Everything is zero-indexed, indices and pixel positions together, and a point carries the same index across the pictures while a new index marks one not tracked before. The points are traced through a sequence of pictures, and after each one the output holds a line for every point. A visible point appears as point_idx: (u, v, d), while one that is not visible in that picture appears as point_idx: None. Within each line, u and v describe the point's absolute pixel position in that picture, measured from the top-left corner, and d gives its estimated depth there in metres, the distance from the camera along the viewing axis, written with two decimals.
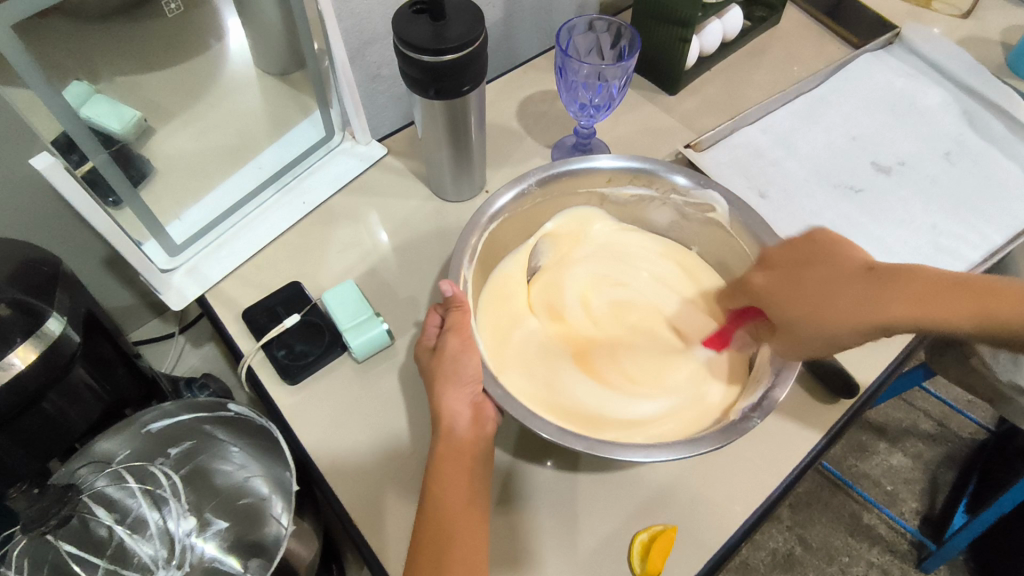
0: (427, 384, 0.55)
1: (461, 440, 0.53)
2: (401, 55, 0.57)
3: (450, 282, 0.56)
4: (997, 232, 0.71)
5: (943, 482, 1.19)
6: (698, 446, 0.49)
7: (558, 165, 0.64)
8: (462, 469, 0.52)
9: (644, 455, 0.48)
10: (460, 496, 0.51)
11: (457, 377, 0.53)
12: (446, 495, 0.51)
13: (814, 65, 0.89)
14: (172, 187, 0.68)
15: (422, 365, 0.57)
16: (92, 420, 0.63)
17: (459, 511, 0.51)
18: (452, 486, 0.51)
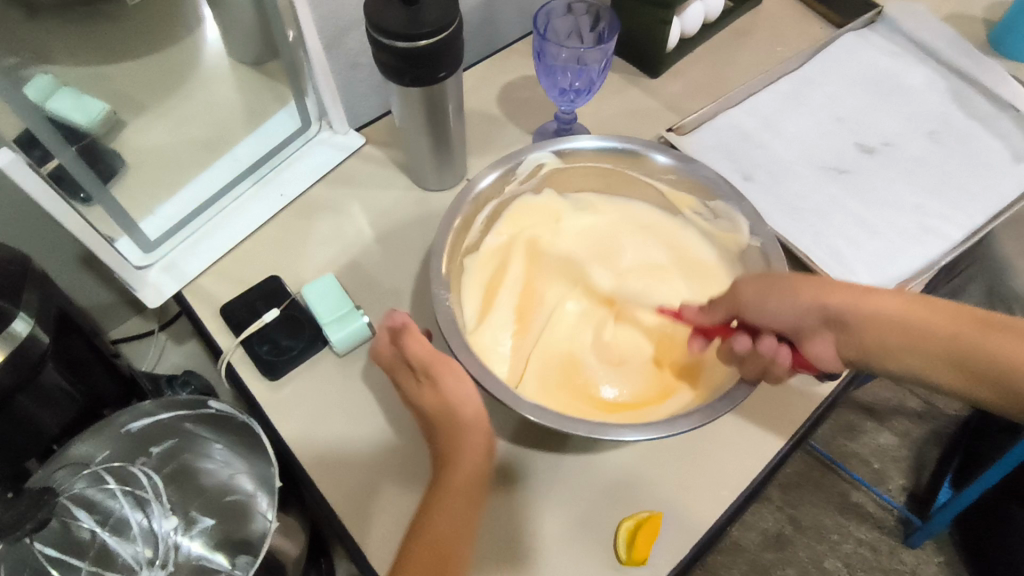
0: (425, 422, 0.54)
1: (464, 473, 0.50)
2: (374, 41, 0.55)
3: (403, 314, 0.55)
4: (980, 212, 0.71)
5: (930, 460, 1.21)
6: (690, 423, 0.49)
7: (546, 145, 0.63)
8: (455, 500, 0.49)
9: (637, 434, 0.48)
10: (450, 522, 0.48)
11: (458, 419, 0.51)
12: (433, 523, 0.48)
13: (798, 46, 0.89)
14: (143, 180, 0.67)
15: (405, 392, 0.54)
16: (67, 421, 0.62)
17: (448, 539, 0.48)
18: (444, 513, 0.48)
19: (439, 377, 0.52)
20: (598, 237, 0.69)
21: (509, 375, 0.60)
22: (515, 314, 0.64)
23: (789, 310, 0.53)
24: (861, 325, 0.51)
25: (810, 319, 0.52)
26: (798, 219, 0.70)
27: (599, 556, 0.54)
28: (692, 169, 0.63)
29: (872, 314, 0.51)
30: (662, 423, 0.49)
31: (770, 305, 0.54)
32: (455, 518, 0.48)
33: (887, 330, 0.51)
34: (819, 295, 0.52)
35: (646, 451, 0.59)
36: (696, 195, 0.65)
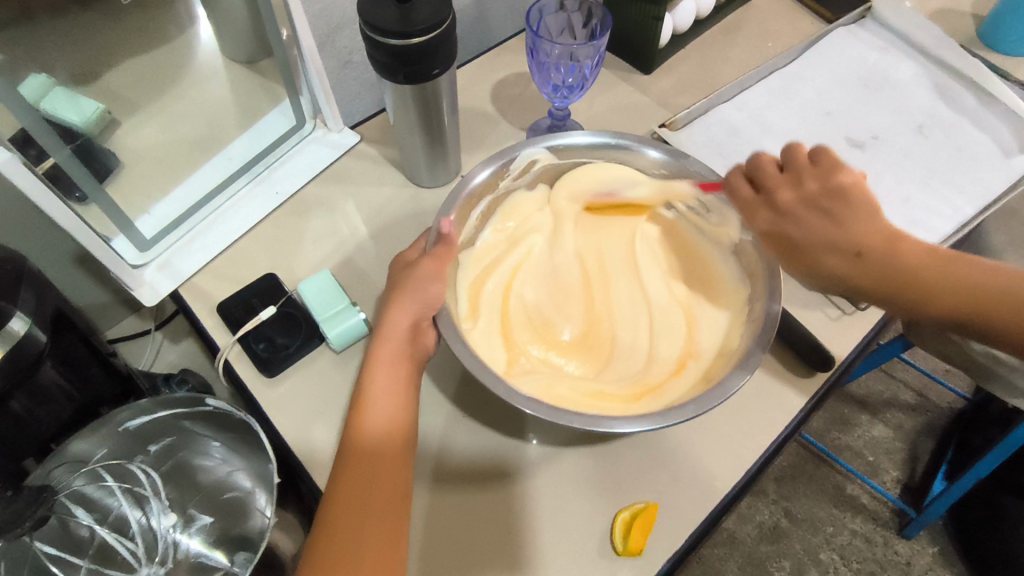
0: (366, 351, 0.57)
1: (382, 432, 0.52)
2: (367, 39, 0.56)
3: (448, 220, 0.60)
4: (968, 204, 0.72)
5: (923, 452, 1.22)
6: (685, 413, 0.50)
7: (539, 140, 0.64)
8: (381, 449, 0.51)
9: (633, 425, 0.49)
10: (387, 468, 0.51)
11: (400, 344, 0.54)
12: (372, 467, 0.51)
13: (788, 41, 0.89)
14: (138, 179, 0.67)
15: (394, 275, 0.59)
16: (63, 420, 0.62)
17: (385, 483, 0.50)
18: (379, 455, 0.51)
19: (403, 297, 0.55)
20: (588, 236, 0.70)
21: (510, 370, 0.60)
22: (513, 313, 0.64)
23: (827, 257, 0.54)
24: (857, 281, 0.53)
25: (842, 262, 0.53)
26: None
27: (595, 549, 0.54)
28: (683, 166, 0.64)
29: (889, 254, 0.53)
30: (657, 414, 0.49)
31: (815, 251, 0.54)
32: (386, 464, 0.51)
33: (905, 278, 0.52)
34: (860, 232, 0.53)
35: (640, 443, 0.59)
36: (688, 189, 0.66)
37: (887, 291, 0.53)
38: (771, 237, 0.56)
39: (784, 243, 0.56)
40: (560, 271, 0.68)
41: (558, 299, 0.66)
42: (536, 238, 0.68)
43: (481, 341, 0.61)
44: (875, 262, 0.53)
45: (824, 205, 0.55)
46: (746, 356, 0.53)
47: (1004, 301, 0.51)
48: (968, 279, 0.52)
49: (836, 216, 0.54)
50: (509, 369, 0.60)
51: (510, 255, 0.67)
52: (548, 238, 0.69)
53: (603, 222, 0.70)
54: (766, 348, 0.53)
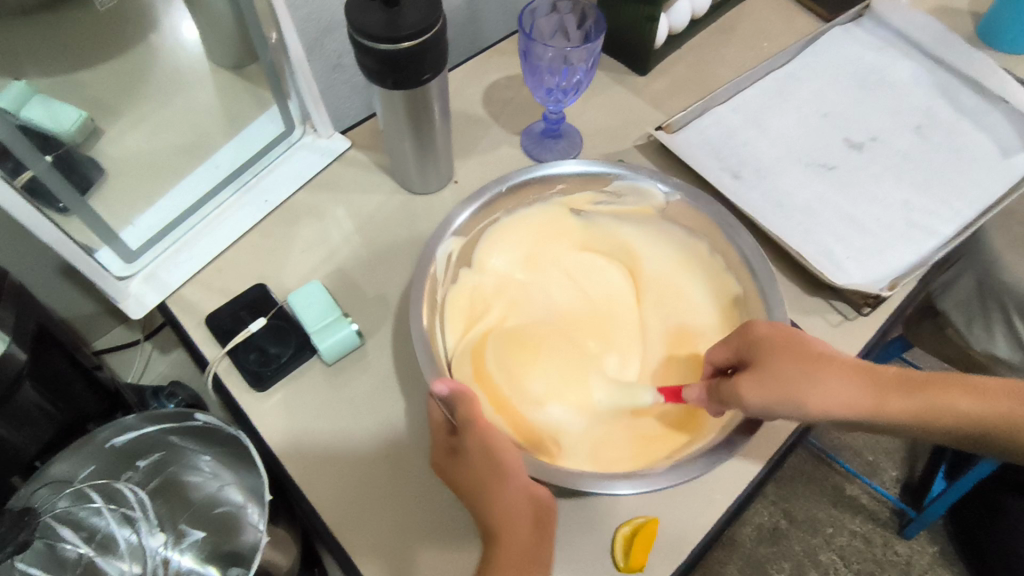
0: (459, 492, 0.51)
1: (519, 544, 0.49)
2: (355, 44, 0.54)
3: (444, 380, 0.52)
4: (968, 205, 0.71)
5: (922, 451, 1.21)
6: (676, 476, 0.51)
7: (524, 173, 0.65)
8: (520, 525, 0.49)
9: (630, 487, 0.49)
10: (525, 541, 0.49)
11: (505, 474, 0.50)
12: (509, 540, 0.48)
13: (784, 41, 0.88)
14: (122, 189, 0.65)
15: (442, 470, 0.52)
16: (46, 440, 0.61)
17: (522, 558, 0.48)
18: (518, 525, 0.49)
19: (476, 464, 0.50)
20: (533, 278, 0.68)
21: (559, 444, 0.57)
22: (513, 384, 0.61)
23: (826, 403, 0.49)
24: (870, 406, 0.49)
25: (858, 403, 0.50)
26: (787, 217, 0.70)
27: (594, 562, 0.53)
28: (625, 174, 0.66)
29: (904, 400, 0.49)
30: (649, 474, 0.50)
31: (824, 396, 0.49)
32: (525, 533, 0.49)
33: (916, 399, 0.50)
34: (870, 371, 0.51)
35: None
36: (592, 189, 0.68)
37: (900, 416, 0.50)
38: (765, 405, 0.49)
39: (794, 376, 0.49)
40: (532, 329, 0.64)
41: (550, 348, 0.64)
42: (490, 308, 0.65)
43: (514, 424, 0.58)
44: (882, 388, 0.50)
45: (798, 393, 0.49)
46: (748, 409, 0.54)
47: (1005, 425, 0.48)
48: (984, 415, 0.49)
49: (817, 381, 0.49)
50: (550, 445, 0.57)
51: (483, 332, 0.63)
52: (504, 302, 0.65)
53: (536, 260, 0.68)
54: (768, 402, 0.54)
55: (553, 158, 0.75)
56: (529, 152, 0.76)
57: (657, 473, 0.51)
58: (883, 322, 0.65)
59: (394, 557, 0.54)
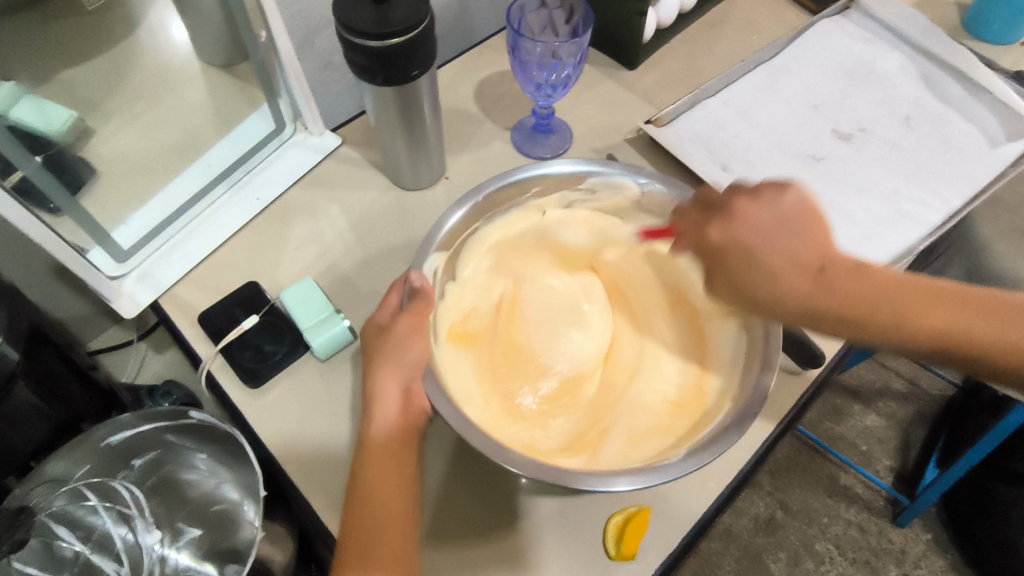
0: (368, 359, 0.57)
1: (387, 424, 0.53)
2: (344, 40, 0.54)
3: (419, 273, 0.58)
4: (956, 195, 0.71)
5: (915, 440, 1.22)
6: (675, 471, 0.49)
7: (510, 174, 0.63)
8: (392, 398, 0.54)
9: (626, 483, 0.48)
10: (383, 412, 0.53)
11: (398, 359, 0.54)
12: (377, 411, 0.54)
13: (774, 34, 0.89)
14: (114, 188, 0.65)
15: (367, 338, 0.58)
16: (42, 440, 0.61)
17: (388, 439, 0.53)
18: (386, 400, 0.54)
19: (387, 365, 0.54)
20: (513, 290, 0.67)
21: (576, 455, 0.57)
22: (518, 401, 0.61)
23: (785, 276, 0.49)
24: (765, 266, 0.49)
25: (803, 266, 0.49)
26: None
27: (588, 554, 0.54)
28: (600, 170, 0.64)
29: (847, 280, 0.48)
30: (648, 470, 0.49)
31: (769, 260, 0.49)
32: (390, 414, 0.54)
33: (846, 295, 0.48)
34: (820, 249, 0.50)
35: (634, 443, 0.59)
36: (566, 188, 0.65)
37: (786, 300, 0.49)
38: (716, 249, 0.52)
39: (734, 250, 0.51)
40: (529, 345, 0.64)
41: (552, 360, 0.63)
42: (480, 334, 0.64)
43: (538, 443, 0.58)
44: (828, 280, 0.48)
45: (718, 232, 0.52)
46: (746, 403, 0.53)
47: (963, 345, 0.46)
48: (878, 307, 0.47)
49: (783, 218, 0.51)
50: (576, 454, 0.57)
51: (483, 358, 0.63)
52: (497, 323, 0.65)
53: (519, 275, 0.68)
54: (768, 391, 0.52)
55: (544, 153, 0.76)
56: (520, 148, 0.76)
57: (655, 467, 0.49)
58: None
59: None
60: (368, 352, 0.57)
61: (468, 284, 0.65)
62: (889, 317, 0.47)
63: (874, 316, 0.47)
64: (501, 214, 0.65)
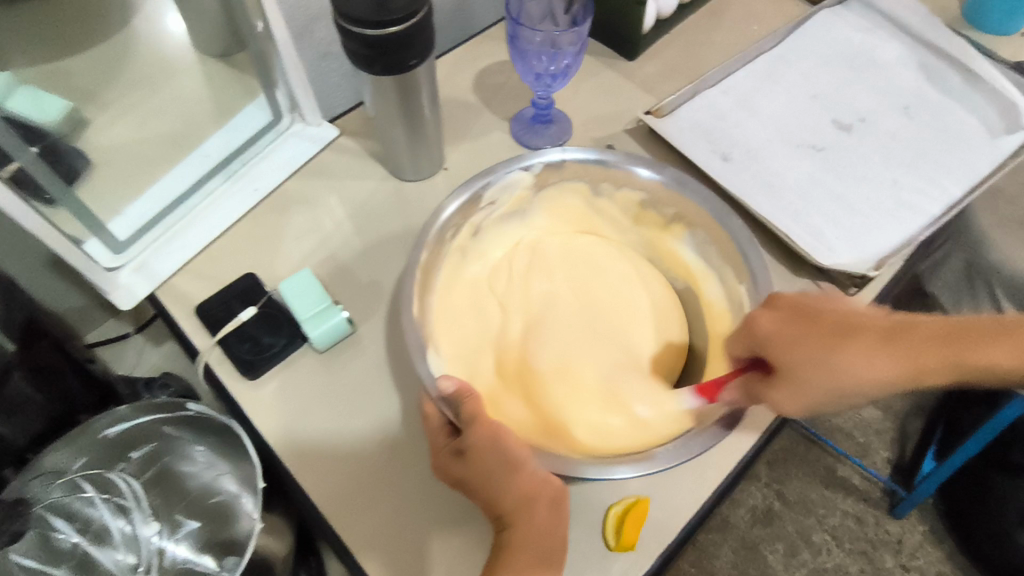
0: (464, 491, 0.50)
1: (532, 523, 0.49)
2: (341, 29, 0.54)
3: (449, 376, 0.52)
4: (957, 185, 0.71)
5: (912, 431, 1.23)
6: (671, 458, 0.50)
7: (508, 165, 0.63)
8: (518, 476, 0.49)
9: (629, 471, 0.49)
10: (520, 494, 0.49)
11: (514, 462, 0.49)
12: (520, 516, 0.49)
13: (774, 23, 0.88)
14: (109, 180, 0.65)
15: (446, 471, 0.50)
16: (36, 431, 0.61)
17: (536, 536, 0.48)
18: (526, 491, 0.49)
19: (493, 465, 0.49)
20: (483, 286, 0.66)
21: (593, 440, 0.57)
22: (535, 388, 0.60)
23: (867, 372, 0.50)
24: (856, 343, 0.50)
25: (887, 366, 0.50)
26: (778, 198, 0.70)
27: (586, 543, 0.54)
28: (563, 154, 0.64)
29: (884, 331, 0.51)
30: (646, 458, 0.49)
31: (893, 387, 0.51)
32: (540, 514, 0.49)
33: (904, 350, 0.50)
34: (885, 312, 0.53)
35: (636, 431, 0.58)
36: (536, 176, 0.65)
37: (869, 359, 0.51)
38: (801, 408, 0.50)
39: (841, 336, 0.50)
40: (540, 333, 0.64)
41: (569, 342, 0.63)
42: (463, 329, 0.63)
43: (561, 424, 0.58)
44: (893, 332, 0.51)
45: (813, 313, 0.52)
46: (742, 389, 0.53)
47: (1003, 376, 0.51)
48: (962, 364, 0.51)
49: (868, 355, 0.50)
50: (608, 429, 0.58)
51: (480, 356, 0.61)
52: (506, 312, 0.65)
53: (512, 260, 0.68)
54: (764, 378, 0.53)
55: (543, 143, 0.75)
56: (518, 137, 0.76)
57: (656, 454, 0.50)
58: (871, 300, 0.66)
59: (388, 541, 0.54)
60: (460, 483, 0.50)
61: (473, 281, 0.66)
62: (935, 327, 0.52)
63: (897, 348, 0.50)
64: (478, 210, 0.64)
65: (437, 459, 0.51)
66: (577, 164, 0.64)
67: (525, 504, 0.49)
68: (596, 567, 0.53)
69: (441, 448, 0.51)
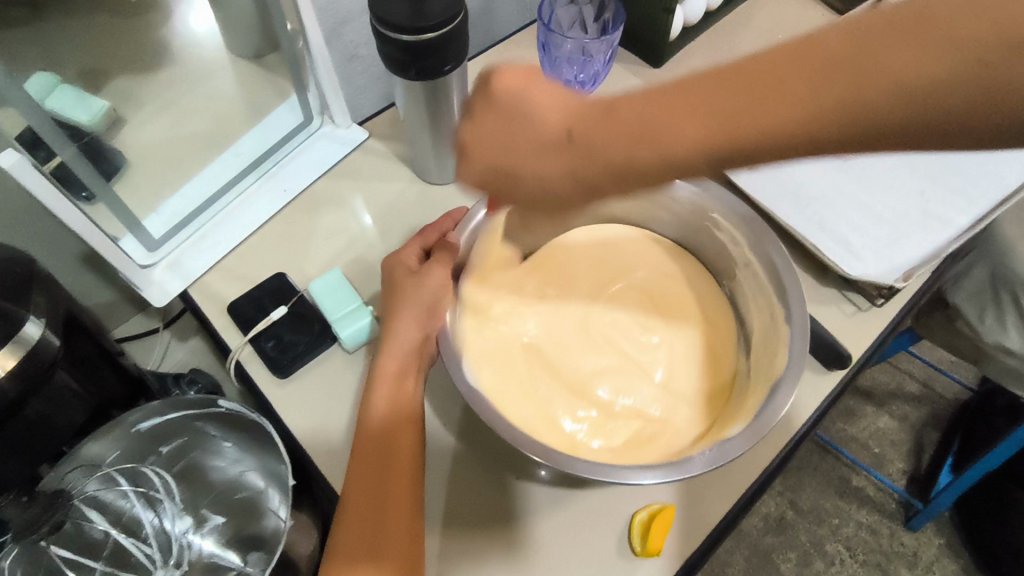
0: (387, 301, 0.59)
1: (379, 417, 0.53)
2: (378, 33, 0.55)
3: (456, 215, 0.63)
4: (985, 197, 0.71)
5: (928, 443, 1.22)
6: (710, 460, 0.48)
7: (543, 169, 0.63)
8: (385, 386, 0.54)
9: (653, 477, 0.47)
10: (395, 535, 0.48)
11: (420, 303, 0.56)
12: (377, 406, 0.53)
13: (799, 32, 0.88)
14: (146, 179, 0.66)
15: (392, 275, 0.59)
16: (78, 424, 0.62)
17: (390, 427, 0.52)
18: (384, 389, 0.53)
19: (408, 308, 0.56)
20: (513, 301, 0.65)
21: (632, 443, 0.58)
22: (566, 395, 0.61)
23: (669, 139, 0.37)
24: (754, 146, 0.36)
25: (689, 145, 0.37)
26: (802, 207, 0.70)
27: (613, 549, 0.54)
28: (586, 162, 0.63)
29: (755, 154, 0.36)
30: (671, 465, 0.48)
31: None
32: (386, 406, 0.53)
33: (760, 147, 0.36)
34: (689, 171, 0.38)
35: (665, 443, 0.58)
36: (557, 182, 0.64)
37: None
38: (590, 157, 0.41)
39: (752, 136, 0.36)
40: (565, 343, 0.64)
41: (604, 358, 0.64)
42: (495, 340, 0.62)
43: (607, 444, 0.58)
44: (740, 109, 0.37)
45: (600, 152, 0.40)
46: (772, 398, 0.52)
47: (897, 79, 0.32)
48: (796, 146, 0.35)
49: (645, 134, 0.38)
50: (654, 442, 0.58)
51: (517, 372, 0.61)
52: (537, 330, 0.65)
53: (539, 276, 0.68)
54: (793, 388, 0.51)
55: None
56: None
57: (677, 462, 0.48)
58: (896, 313, 0.66)
59: None
60: (389, 292, 0.59)
61: (501, 296, 0.65)
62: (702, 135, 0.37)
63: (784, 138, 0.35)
64: None
65: (399, 256, 0.60)
66: None
67: (405, 535, 0.49)
68: (622, 571, 0.53)
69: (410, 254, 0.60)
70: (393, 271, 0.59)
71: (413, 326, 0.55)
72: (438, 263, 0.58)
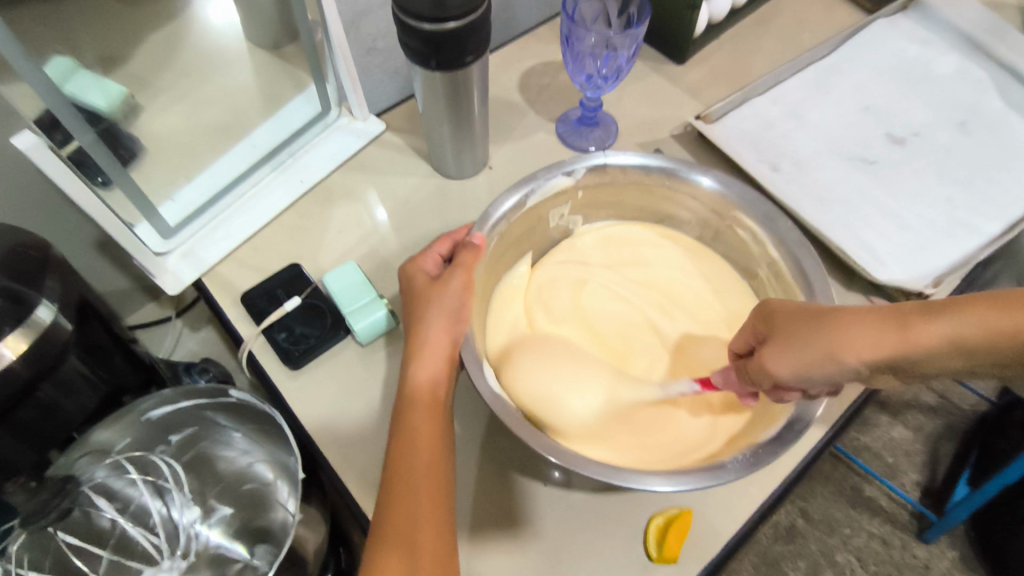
0: (410, 308, 0.57)
1: (409, 424, 0.51)
2: (400, 23, 0.54)
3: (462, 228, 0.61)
4: (1015, 205, 0.69)
5: (944, 455, 1.19)
6: (739, 470, 0.47)
7: (566, 164, 0.61)
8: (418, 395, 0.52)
9: (685, 485, 0.46)
10: (427, 523, 0.47)
11: (446, 307, 0.55)
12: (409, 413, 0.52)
13: (825, 33, 0.87)
14: (162, 167, 0.66)
15: (415, 283, 0.57)
16: (88, 411, 0.62)
17: (421, 437, 0.51)
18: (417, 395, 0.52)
19: (433, 312, 0.54)
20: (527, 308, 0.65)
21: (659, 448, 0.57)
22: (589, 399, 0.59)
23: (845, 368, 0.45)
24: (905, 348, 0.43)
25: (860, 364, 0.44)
26: (828, 211, 0.68)
27: (624, 553, 0.53)
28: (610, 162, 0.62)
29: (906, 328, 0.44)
30: (701, 472, 0.46)
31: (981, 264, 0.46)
32: (420, 414, 0.52)
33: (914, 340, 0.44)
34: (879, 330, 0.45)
35: (694, 452, 0.57)
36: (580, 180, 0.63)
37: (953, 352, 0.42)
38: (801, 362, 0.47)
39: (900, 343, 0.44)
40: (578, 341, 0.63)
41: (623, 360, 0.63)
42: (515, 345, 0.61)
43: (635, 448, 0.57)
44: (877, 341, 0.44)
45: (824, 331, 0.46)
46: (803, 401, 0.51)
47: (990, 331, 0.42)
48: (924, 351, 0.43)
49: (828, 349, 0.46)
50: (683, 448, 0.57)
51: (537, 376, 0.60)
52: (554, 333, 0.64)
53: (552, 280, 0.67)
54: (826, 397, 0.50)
55: (588, 145, 0.75)
56: (564, 140, 0.75)
57: (709, 469, 0.47)
58: None
59: None
60: (412, 297, 0.57)
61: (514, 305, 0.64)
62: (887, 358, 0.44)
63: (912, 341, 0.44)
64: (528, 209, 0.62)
65: (419, 265, 0.58)
66: (622, 168, 0.62)
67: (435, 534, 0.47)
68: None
69: (433, 261, 0.58)
70: (414, 280, 0.57)
71: (435, 328, 0.54)
72: (460, 265, 0.56)
